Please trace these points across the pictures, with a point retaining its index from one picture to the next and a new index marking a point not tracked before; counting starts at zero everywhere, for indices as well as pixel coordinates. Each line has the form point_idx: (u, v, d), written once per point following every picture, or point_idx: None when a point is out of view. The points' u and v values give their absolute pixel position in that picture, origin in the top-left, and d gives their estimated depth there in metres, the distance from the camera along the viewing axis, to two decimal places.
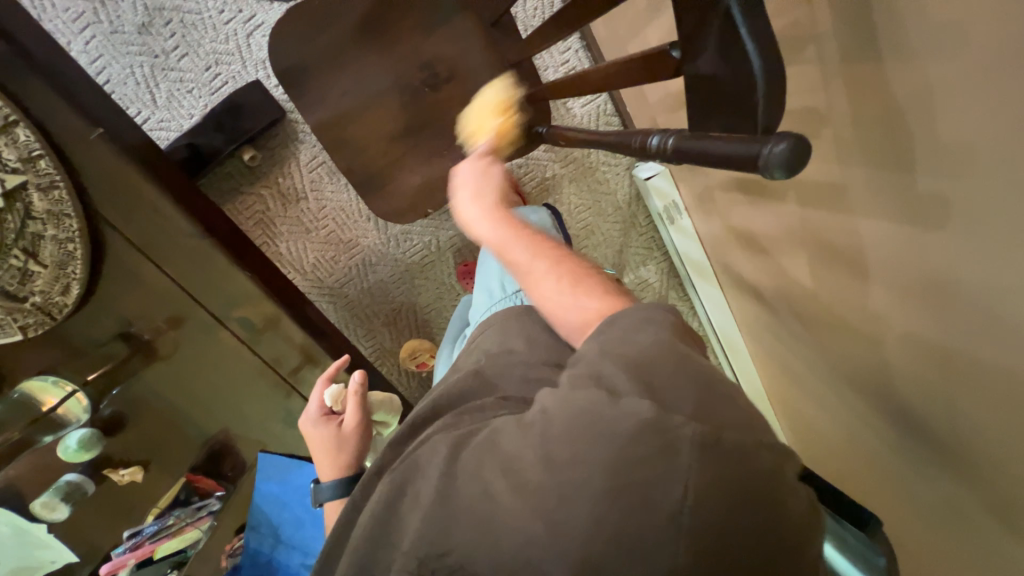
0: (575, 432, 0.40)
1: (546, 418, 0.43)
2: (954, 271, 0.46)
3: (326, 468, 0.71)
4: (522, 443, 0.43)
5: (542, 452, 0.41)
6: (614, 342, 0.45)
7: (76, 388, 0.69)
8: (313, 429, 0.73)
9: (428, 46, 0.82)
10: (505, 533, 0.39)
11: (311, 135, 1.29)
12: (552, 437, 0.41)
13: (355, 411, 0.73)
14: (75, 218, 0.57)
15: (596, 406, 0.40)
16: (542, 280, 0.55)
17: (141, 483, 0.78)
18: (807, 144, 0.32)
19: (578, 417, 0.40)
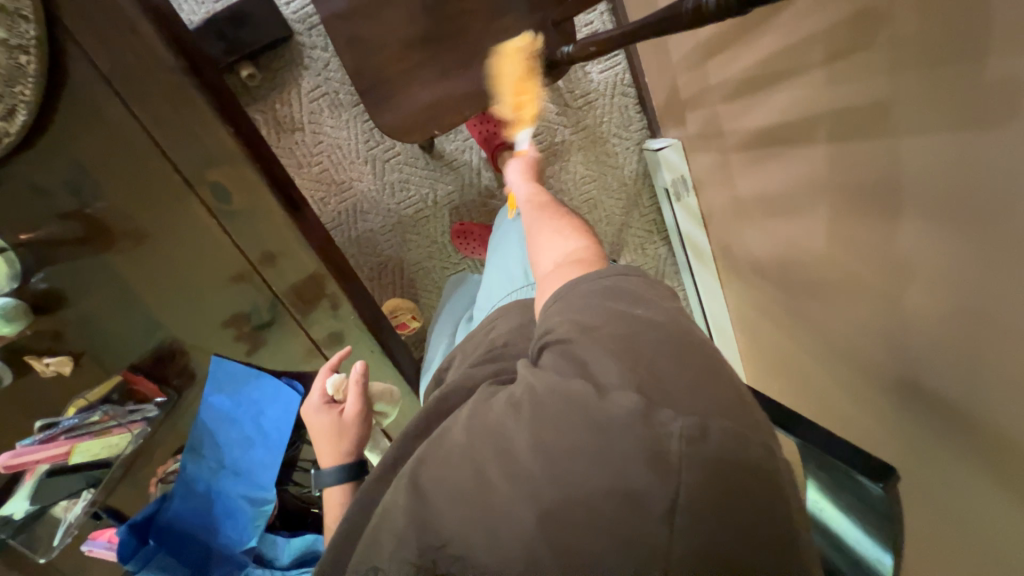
0: (563, 417, 0.40)
1: (532, 407, 0.42)
2: (1014, 173, 0.43)
3: (327, 455, 0.67)
4: (506, 437, 0.42)
5: (533, 433, 0.41)
6: (594, 313, 0.47)
7: (6, 247, 0.60)
8: (313, 418, 0.68)
9: None
10: (509, 509, 0.38)
11: (317, 62, 1.23)
12: (537, 428, 0.41)
13: (356, 401, 0.69)
14: (32, 23, 0.50)
15: (581, 397, 0.41)
16: (545, 244, 0.63)
17: (68, 378, 0.67)
18: None
19: (566, 409, 0.40)
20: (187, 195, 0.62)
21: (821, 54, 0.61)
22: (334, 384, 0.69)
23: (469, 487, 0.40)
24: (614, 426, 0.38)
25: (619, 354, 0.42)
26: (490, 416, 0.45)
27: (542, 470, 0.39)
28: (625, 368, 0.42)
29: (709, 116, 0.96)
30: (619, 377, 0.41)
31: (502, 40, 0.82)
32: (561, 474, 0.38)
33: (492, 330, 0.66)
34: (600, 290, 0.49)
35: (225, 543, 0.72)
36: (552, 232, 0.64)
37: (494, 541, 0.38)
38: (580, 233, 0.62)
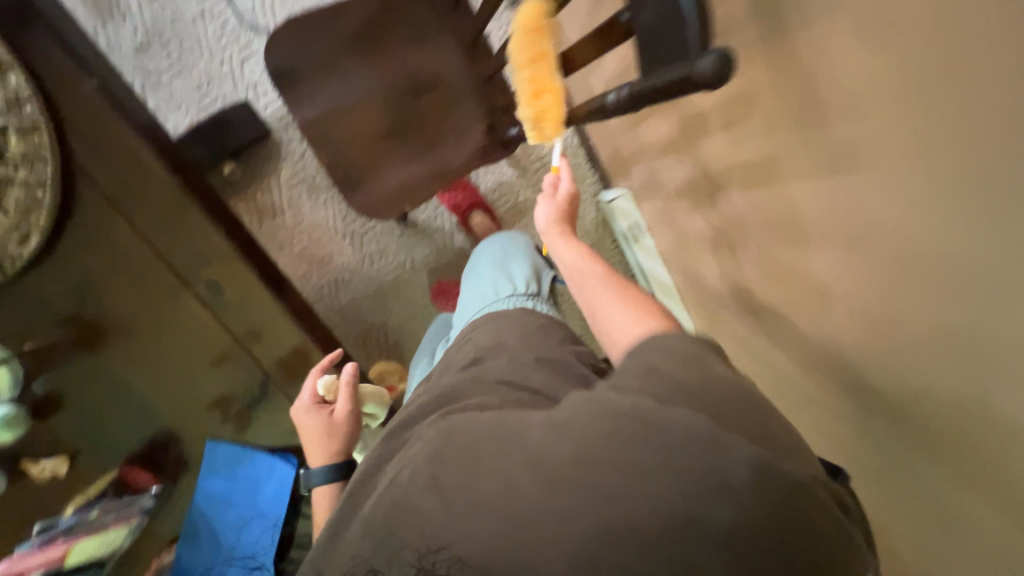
0: (612, 429, 0.39)
1: (580, 416, 0.41)
2: (869, 215, 0.53)
3: (316, 454, 0.69)
4: (535, 444, 0.41)
5: (577, 443, 0.39)
6: (658, 356, 0.44)
7: (11, 356, 0.65)
8: (304, 419, 0.69)
9: (413, 58, 0.92)
10: (532, 514, 0.38)
11: (294, 153, 1.34)
12: (560, 433, 0.41)
13: (348, 400, 0.72)
14: (50, 163, 0.58)
15: (610, 402, 0.41)
16: (606, 313, 0.56)
17: (64, 479, 0.70)
18: (732, 58, 0.38)
19: (594, 414, 0.40)
20: (183, 292, 0.68)
21: (720, 120, 0.74)
22: (325, 384, 0.71)
23: (493, 495, 0.40)
24: (652, 427, 0.38)
25: (657, 384, 0.42)
26: (527, 425, 0.44)
27: (555, 468, 0.39)
28: (688, 394, 0.40)
29: (650, 171, 1.09)
30: (678, 399, 0.40)
31: (457, 127, 0.94)
32: (589, 470, 0.38)
33: (469, 339, 0.73)
34: (680, 354, 0.44)
35: None
36: (615, 305, 0.56)
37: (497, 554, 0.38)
38: (659, 315, 0.54)
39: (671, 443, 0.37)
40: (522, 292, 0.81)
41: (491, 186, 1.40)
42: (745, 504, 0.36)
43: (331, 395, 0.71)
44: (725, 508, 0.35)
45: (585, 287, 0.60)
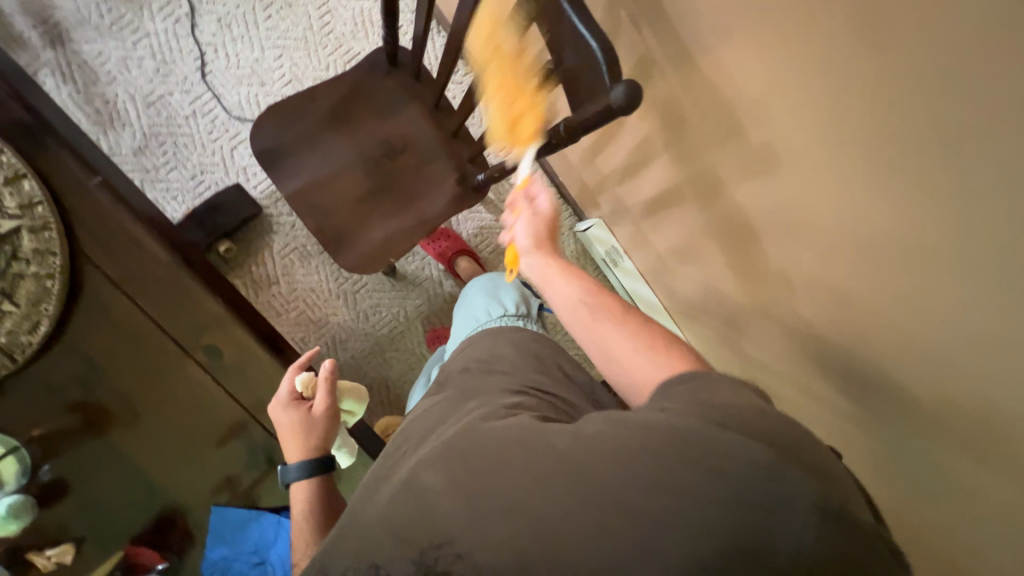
0: (655, 447, 0.42)
1: (626, 433, 0.45)
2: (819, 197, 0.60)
3: (292, 449, 0.71)
4: (582, 459, 0.45)
5: (613, 459, 0.43)
6: (699, 397, 0.48)
7: (19, 444, 0.67)
8: (281, 414, 0.72)
9: (384, 126, 1.01)
10: (542, 511, 0.44)
11: (285, 225, 1.42)
12: (609, 451, 0.44)
13: (325, 397, 0.75)
14: (58, 255, 0.63)
15: (659, 425, 0.44)
16: (623, 354, 0.59)
17: (71, 566, 0.69)
18: (638, 87, 0.46)
19: (643, 434, 0.44)
20: (183, 362, 0.72)
21: (661, 144, 0.82)
22: (304, 382, 0.73)
23: (514, 502, 0.46)
24: (701, 444, 0.41)
25: (699, 414, 0.44)
26: (562, 445, 0.47)
27: (587, 476, 0.44)
28: (729, 421, 0.43)
29: (615, 199, 1.17)
30: (714, 418, 0.44)
31: (431, 182, 1.02)
32: (626, 482, 0.42)
33: (465, 353, 0.83)
34: (717, 400, 0.47)
35: None
36: (630, 347, 0.58)
37: (506, 551, 0.44)
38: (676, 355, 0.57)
39: (711, 453, 0.40)
40: (512, 313, 0.94)
41: (473, 233, 1.48)
42: (816, 532, 0.37)
43: (308, 392, 0.74)
44: (790, 536, 0.37)
45: (588, 323, 0.61)
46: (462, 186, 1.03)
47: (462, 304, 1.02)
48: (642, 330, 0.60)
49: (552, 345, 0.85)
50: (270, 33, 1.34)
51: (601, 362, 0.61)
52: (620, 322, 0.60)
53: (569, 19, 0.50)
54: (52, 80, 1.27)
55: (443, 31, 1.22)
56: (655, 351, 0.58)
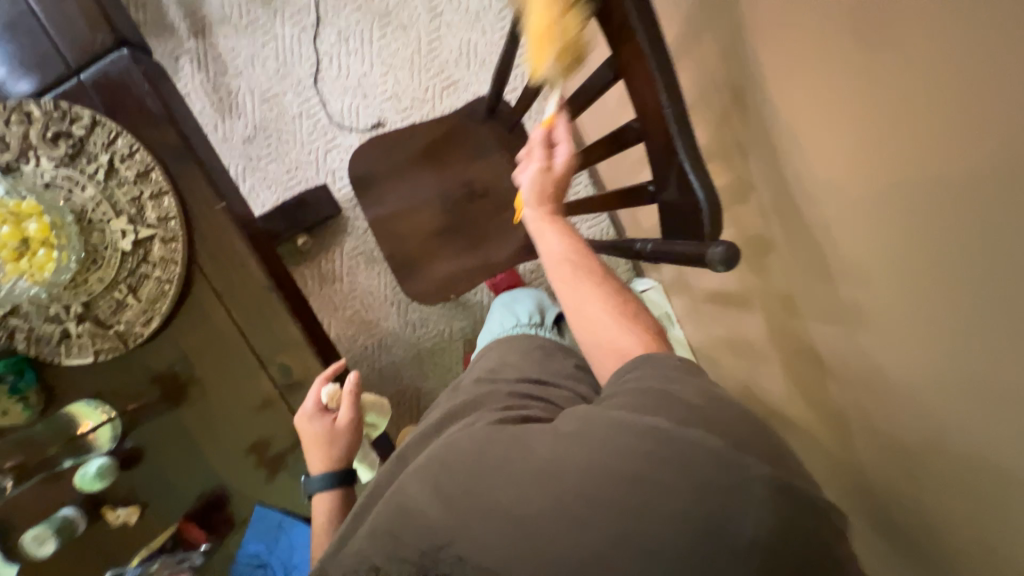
0: (636, 447, 0.46)
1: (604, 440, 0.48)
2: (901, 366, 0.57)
3: (316, 461, 0.76)
4: (554, 456, 0.49)
5: (598, 457, 0.47)
6: (662, 379, 0.51)
7: (114, 415, 0.77)
8: (306, 426, 0.75)
9: (471, 169, 1.05)
10: (548, 530, 0.45)
11: (359, 229, 1.50)
12: (583, 447, 0.48)
13: (349, 409, 0.77)
14: (178, 265, 0.71)
15: (625, 419, 0.48)
16: (594, 321, 0.61)
17: (134, 526, 0.79)
18: (737, 252, 0.45)
19: (612, 430, 0.48)
20: (258, 372, 0.78)
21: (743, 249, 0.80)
22: (330, 394, 0.77)
23: (512, 498, 0.48)
24: (663, 441, 0.45)
25: (652, 409, 0.49)
26: (545, 448, 0.51)
27: (569, 483, 0.46)
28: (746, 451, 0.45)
29: (678, 272, 1.16)
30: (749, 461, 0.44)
31: (505, 229, 1.05)
32: (599, 483, 0.45)
33: (477, 364, 0.87)
34: (677, 371, 0.52)
35: None
36: (600, 311, 0.61)
37: (489, 550, 0.47)
38: (640, 326, 0.60)
39: (680, 461, 0.44)
40: (525, 322, 0.99)
41: (529, 268, 1.50)
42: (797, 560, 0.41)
43: (333, 404, 0.76)
44: (744, 522, 0.41)
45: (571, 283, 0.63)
46: (532, 238, 1.05)
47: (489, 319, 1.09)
48: (618, 304, 0.62)
49: (562, 351, 0.86)
50: (381, 52, 1.43)
51: (576, 327, 0.63)
52: (596, 285, 0.63)
53: (681, 162, 0.49)
54: (189, 66, 1.42)
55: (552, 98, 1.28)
56: (623, 320, 0.60)
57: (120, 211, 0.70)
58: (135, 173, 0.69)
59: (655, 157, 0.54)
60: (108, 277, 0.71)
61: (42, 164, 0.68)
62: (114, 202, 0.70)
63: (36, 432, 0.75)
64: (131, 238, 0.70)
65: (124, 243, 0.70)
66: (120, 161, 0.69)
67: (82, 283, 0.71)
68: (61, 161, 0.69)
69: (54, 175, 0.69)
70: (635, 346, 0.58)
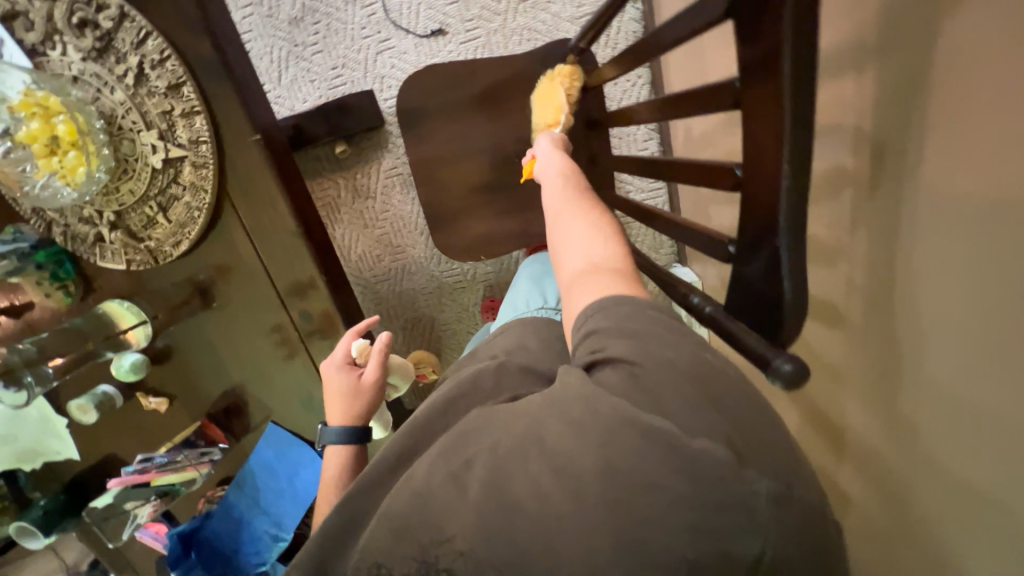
0: (648, 454, 0.41)
1: (612, 438, 0.42)
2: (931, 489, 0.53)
3: (337, 412, 0.72)
4: (574, 450, 0.43)
5: (604, 458, 0.42)
6: (674, 359, 0.45)
7: (148, 319, 0.80)
8: (332, 375, 0.73)
9: (530, 124, 0.93)
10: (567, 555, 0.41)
11: (400, 148, 1.41)
12: (587, 442, 0.43)
13: (376, 370, 0.74)
14: (208, 194, 0.68)
15: (637, 416, 0.42)
16: (572, 231, 0.60)
17: (162, 414, 0.87)
18: (808, 375, 0.40)
19: (622, 426, 0.42)
20: (280, 310, 0.80)
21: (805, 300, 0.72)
22: (359, 348, 0.75)
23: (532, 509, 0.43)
24: (677, 456, 0.40)
25: (666, 405, 0.43)
26: (544, 430, 0.45)
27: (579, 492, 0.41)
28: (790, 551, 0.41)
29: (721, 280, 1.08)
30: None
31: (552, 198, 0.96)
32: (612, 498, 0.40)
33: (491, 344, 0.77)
34: (693, 353, 0.46)
35: (243, 564, 0.93)
36: (578, 221, 0.60)
37: (509, 559, 0.43)
38: (618, 240, 0.58)
39: (698, 487, 0.39)
40: (552, 307, 0.89)
41: None
42: None
43: (362, 359, 0.75)
44: (753, 540, 0.39)
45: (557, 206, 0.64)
46: None
47: (508, 295, 0.98)
48: (600, 219, 0.60)
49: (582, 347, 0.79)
50: None
51: (555, 242, 0.62)
52: (580, 202, 0.63)
53: (777, 246, 0.41)
54: None
55: (649, 91, 1.11)
56: (602, 234, 0.59)
57: (151, 124, 0.65)
58: (166, 84, 0.63)
59: (747, 220, 0.45)
60: (139, 190, 0.69)
61: (70, 54, 0.63)
62: (144, 113, 0.64)
63: (76, 326, 0.79)
64: (162, 156, 0.66)
65: (155, 159, 0.67)
66: (150, 67, 0.62)
67: (115, 192, 0.69)
68: (89, 55, 0.63)
69: (84, 69, 0.63)
70: (607, 252, 0.56)
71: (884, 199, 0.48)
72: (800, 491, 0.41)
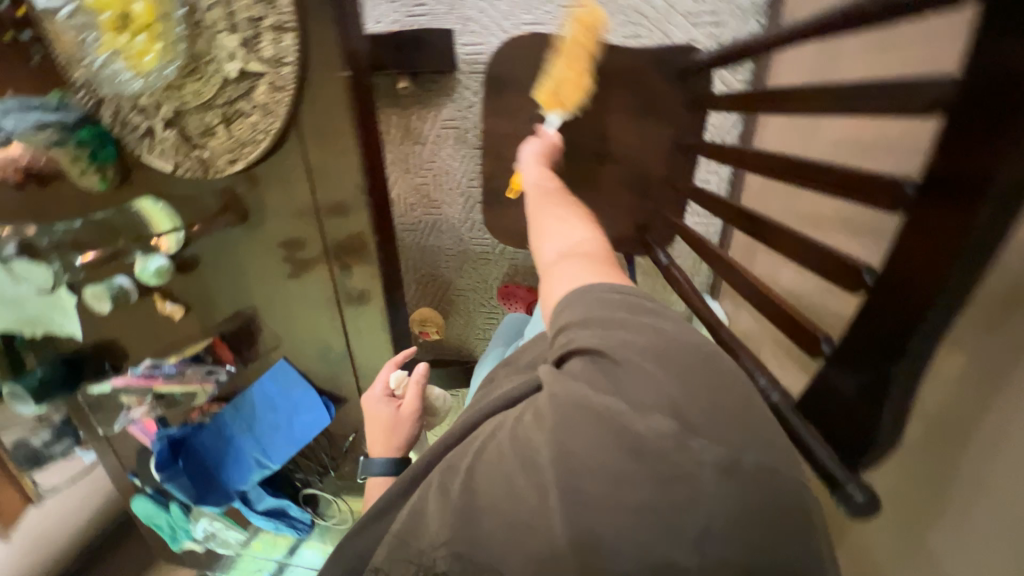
0: (597, 443, 0.34)
1: (563, 418, 0.36)
2: None
3: (379, 445, 0.72)
4: (527, 438, 0.38)
5: (554, 447, 0.35)
6: (650, 334, 0.38)
7: (179, 228, 0.77)
8: (373, 407, 0.74)
9: (618, 126, 0.87)
10: None
11: (464, 100, 1.31)
12: (542, 432, 0.37)
13: (415, 400, 0.75)
14: (279, 119, 0.63)
15: (586, 395, 0.36)
16: (551, 226, 0.58)
17: (176, 320, 0.86)
18: (879, 505, 0.41)
19: (574, 406, 0.36)
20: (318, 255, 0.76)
21: None
22: (398, 379, 0.76)
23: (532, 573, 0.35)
24: (623, 437, 0.33)
25: (625, 380, 0.35)
26: (513, 427, 0.40)
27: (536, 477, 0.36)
28: None
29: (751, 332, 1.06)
30: None
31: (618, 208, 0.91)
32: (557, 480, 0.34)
33: (516, 355, 0.70)
34: (668, 326, 0.39)
35: (226, 479, 0.95)
36: (556, 218, 0.59)
37: None
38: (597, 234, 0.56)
39: (644, 464, 0.33)
40: None
41: None
42: None
43: (401, 390, 0.75)
44: (700, 517, 0.32)
45: (532, 209, 0.64)
46: (636, 233, 0.92)
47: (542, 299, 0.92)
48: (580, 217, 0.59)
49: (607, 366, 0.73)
50: None
51: (535, 241, 0.59)
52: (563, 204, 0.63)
53: (891, 374, 0.38)
54: None
55: (738, 141, 1.06)
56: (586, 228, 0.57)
57: (235, 28, 0.58)
58: None
59: (860, 329, 0.42)
60: (205, 94, 0.63)
61: None
62: (230, 13, 0.58)
63: (110, 219, 0.77)
64: (239, 66, 0.60)
65: (231, 67, 0.60)
66: None
67: (177, 89, 0.63)
68: None
69: None
70: (590, 245, 0.53)
71: (1002, 340, 0.45)
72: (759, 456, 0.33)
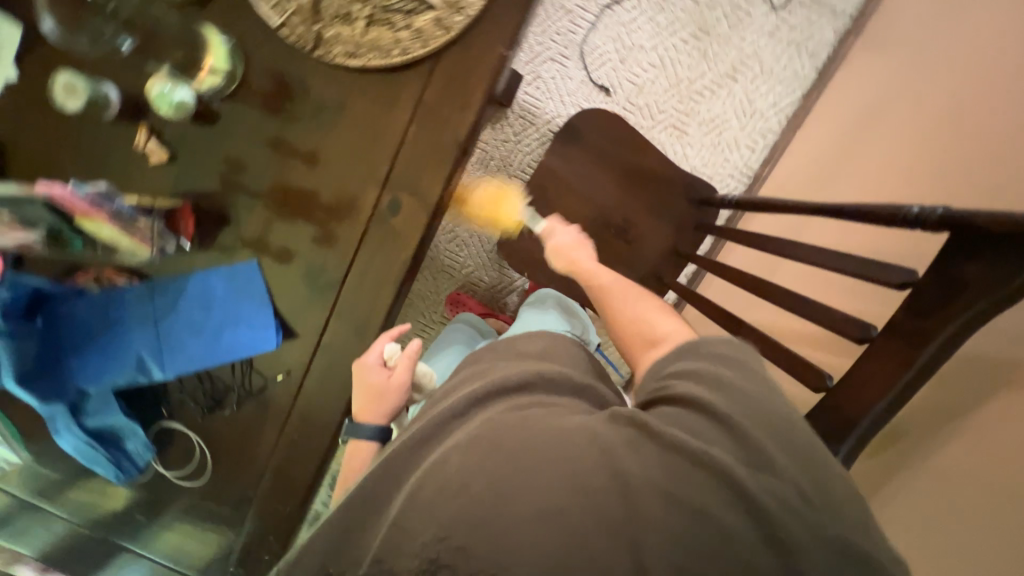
0: (701, 480, 0.44)
1: (671, 460, 0.45)
2: None
3: (364, 412, 0.75)
4: (622, 461, 0.46)
5: (660, 478, 0.44)
6: (754, 409, 0.48)
7: (235, 76, 0.70)
8: (362, 376, 0.75)
9: (641, 215, 1.04)
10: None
11: (501, 133, 1.42)
12: (647, 463, 0.45)
13: (406, 372, 0.76)
14: (424, 50, 0.66)
15: (696, 446, 0.45)
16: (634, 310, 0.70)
17: (150, 163, 0.73)
18: None
19: (687, 453, 0.45)
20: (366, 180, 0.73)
21: None
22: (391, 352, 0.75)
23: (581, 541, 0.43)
24: (713, 473, 0.44)
25: (731, 443, 0.46)
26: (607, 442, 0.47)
27: (634, 497, 0.44)
28: None
29: None
30: None
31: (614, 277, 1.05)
32: (659, 499, 0.43)
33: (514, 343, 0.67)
34: (766, 404, 0.49)
35: (83, 366, 0.77)
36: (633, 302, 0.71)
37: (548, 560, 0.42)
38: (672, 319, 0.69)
39: (728, 493, 0.43)
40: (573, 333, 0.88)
41: None
42: None
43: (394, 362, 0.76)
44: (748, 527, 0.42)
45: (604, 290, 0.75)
46: None
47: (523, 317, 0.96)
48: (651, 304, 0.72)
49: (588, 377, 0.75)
50: (667, 45, 1.37)
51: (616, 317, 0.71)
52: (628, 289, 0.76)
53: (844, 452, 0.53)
54: None
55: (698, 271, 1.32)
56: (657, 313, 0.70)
57: None
58: None
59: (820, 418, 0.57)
60: None
61: None
62: None
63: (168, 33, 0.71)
64: None
65: None
66: None
67: None
68: None
69: None
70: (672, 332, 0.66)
71: None
72: (815, 487, 0.43)
